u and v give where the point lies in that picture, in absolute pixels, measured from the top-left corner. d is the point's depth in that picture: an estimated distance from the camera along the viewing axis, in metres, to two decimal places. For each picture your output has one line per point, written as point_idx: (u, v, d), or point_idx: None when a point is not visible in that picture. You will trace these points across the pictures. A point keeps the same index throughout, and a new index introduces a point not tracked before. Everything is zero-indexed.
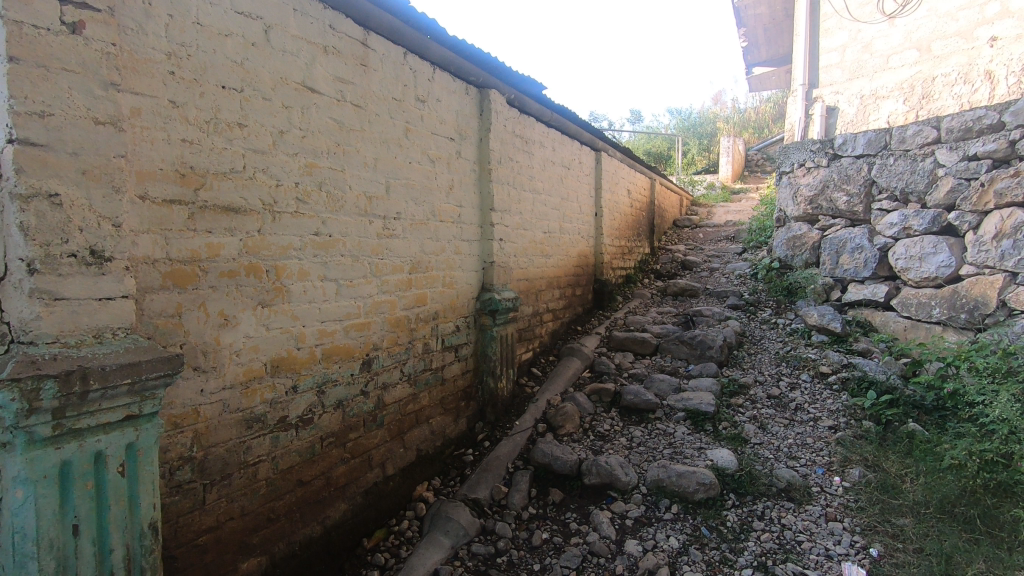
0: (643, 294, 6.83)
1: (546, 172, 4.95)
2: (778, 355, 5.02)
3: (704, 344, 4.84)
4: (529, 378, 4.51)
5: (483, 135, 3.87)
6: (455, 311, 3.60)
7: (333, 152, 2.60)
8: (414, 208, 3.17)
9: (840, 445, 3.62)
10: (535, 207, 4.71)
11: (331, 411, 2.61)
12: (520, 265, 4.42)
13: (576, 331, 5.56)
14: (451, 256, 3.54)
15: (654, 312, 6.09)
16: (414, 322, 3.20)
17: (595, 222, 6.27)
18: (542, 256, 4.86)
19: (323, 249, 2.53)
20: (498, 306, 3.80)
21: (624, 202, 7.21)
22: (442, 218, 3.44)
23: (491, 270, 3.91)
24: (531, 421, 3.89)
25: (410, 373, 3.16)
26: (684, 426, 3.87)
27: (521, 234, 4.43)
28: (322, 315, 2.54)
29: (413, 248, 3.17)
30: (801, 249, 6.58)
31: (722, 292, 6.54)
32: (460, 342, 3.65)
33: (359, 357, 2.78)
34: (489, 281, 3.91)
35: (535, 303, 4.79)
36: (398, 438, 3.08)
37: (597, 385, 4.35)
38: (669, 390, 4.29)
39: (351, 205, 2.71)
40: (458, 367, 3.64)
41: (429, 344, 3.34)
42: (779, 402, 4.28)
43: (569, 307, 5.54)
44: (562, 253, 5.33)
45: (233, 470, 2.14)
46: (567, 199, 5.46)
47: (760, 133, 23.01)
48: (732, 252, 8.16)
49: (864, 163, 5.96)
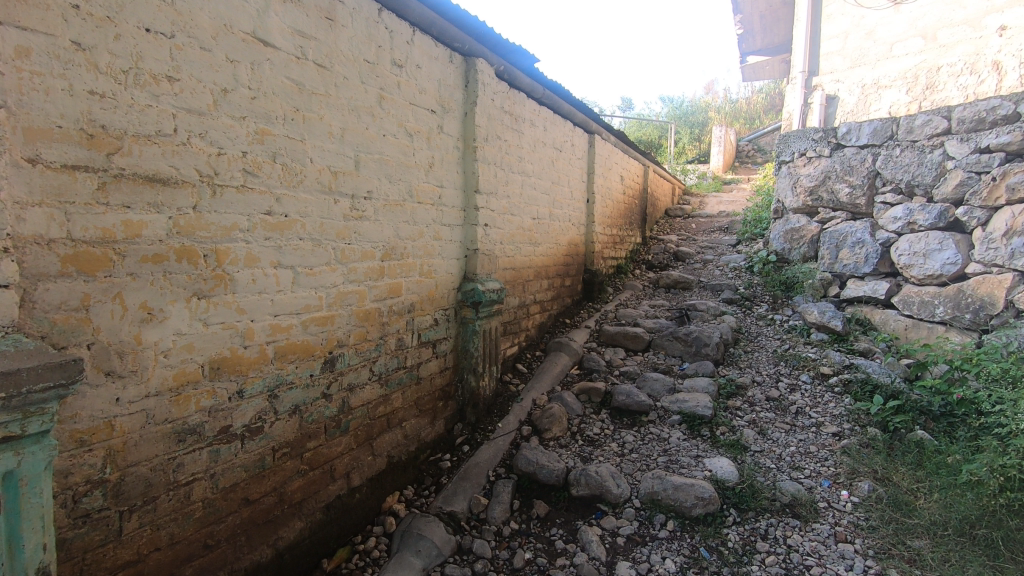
0: (634, 286, 6.53)
1: (537, 154, 4.61)
2: (775, 354, 4.78)
3: (700, 342, 4.57)
4: (514, 375, 4.20)
5: (468, 109, 3.50)
6: (433, 303, 3.26)
7: (291, 119, 2.23)
8: (388, 186, 2.82)
9: (845, 455, 3.37)
10: (523, 191, 4.37)
11: (285, 419, 2.27)
12: (506, 254, 4.08)
13: (564, 323, 5.24)
14: (430, 241, 3.20)
15: (646, 305, 5.79)
16: (386, 314, 2.86)
17: (586, 208, 5.95)
18: (529, 244, 4.53)
19: (278, 231, 2.18)
20: (481, 298, 3.47)
21: (616, 188, 6.87)
22: (420, 199, 3.09)
23: (475, 258, 3.57)
24: (514, 424, 3.58)
25: (381, 372, 2.83)
26: (679, 431, 3.61)
27: (508, 220, 4.08)
28: (275, 308, 2.19)
29: (386, 233, 2.82)
30: (799, 241, 6.31)
31: (717, 285, 6.27)
32: (438, 337, 3.32)
33: (321, 355, 2.45)
34: (472, 270, 3.57)
35: (522, 294, 4.47)
36: (366, 445, 2.75)
37: (586, 383, 4.06)
38: (663, 390, 4.02)
39: (313, 181, 2.35)
40: (436, 364, 3.31)
41: (403, 339, 3.01)
42: (778, 406, 4.03)
43: (557, 298, 5.22)
44: (551, 241, 5.00)
45: (159, 493, 1.80)
46: (558, 183, 5.13)
47: (751, 124, 22.76)
48: (726, 244, 7.90)
49: (868, 153, 5.70)
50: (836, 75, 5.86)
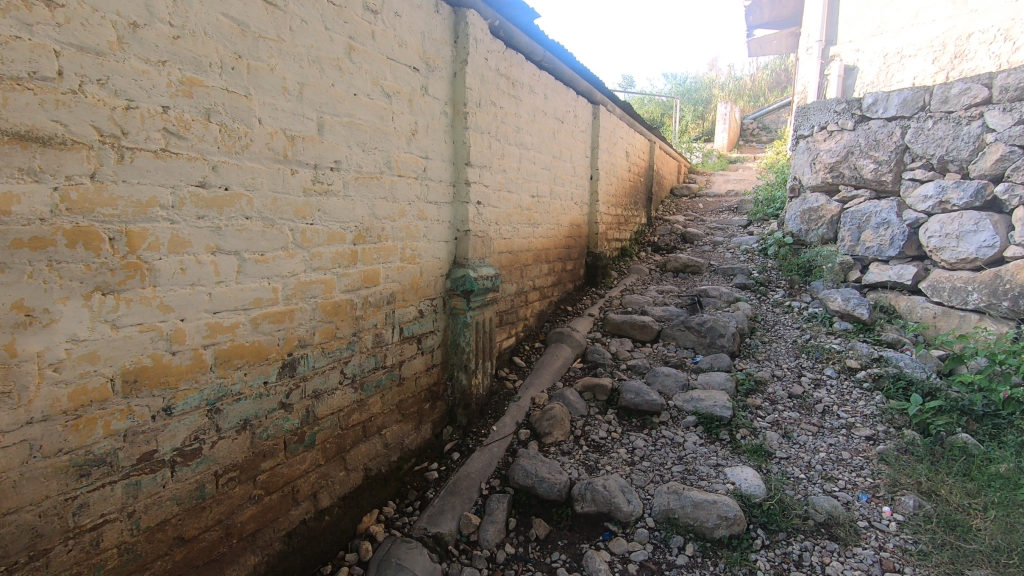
0: (640, 270, 6.11)
1: (536, 124, 4.15)
2: (795, 346, 4.40)
3: (714, 332, 4.18)
4: (510, 370, 3.80)
5: (458, 69, 3.04)
6: (418, 293, 2.85)
7: (231, 67, 1.79)
8: (361, 157, 2.38)
9: (883, 463, 2.99)
10: (521, 165, 3.93)
11: (231, 437, 1.87)
12: (502, 236, 3.66)
13: (565, 311, 4.83)
14: (414, 221, 2.78)
15: (654, 291, 5.38)
16: (362, 307, 2.45)
17: (590, 186, 5.50)
18: (528, 225, 4.10)
19: (215, 209, 1.76)
20: (473, 286, 3.06)
21: (621, 165, 6.41)
22: (401, 172, 2.65)
23: (466, 241, 3.15)
24: (511, 427, 3.20)
25: (355, 375, 2.43)
26: (695, 435, 3.23)
27: (504, 197, 3.65)
28: (213, 305, 1.77)
29: (360, 211, 2.39)
30: (818, 222, 5.87)
31: (730, 270, 5.86)
32: (424, 331, 2.91)
33: (278, 359, 2.04)
34: (463, 254, 3.15)
35: (520, 281, 4.06)
36: (336, 459, 2.36)
37: (591, 379, 3.67)
38: (675, 387, 3.63)
39: (263, 147, 1.91)
40: (421, 362, 2.92)
41: (383, 335, 2.60)
42: (803, 404, 3.65)
43: (558, 284, 4.81)
44: (551, 222, 4.56)
45: (52, 543, 1.42)
46: (560, 158, 4.68)
47: (755, 101, 22.13)
48: (736, 224, 7.47)
49: (897, 126, 5.25)
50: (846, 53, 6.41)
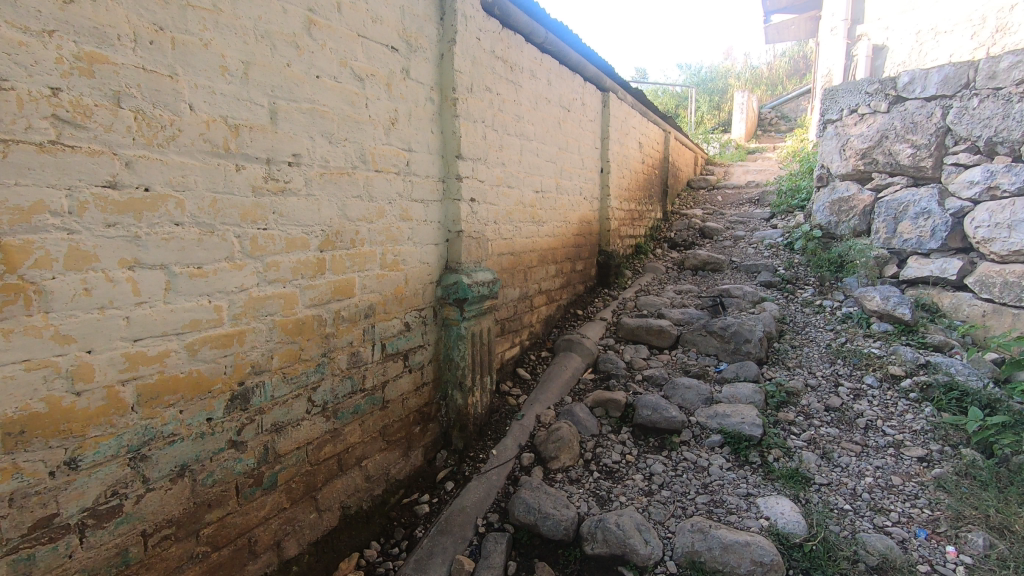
0: (656, 269, 5.72)
1: (539, 113, 3.80)
2: (829, 350, 4.00)
3: (739, 338, 3.79)
4: (514, 383, 3.46)
5: (444, 49, 2.70)
6: (403, 303, 2.52)
7: (149, 41, 1.47)
8: (326, 150, 2.06)
9: (941, 490, 2.59)
10: (522, 158, 3.58)
11: (164, 488, 1.56)
12: (501, 236, 3.32)
13: (575, 316, 4.47)
14: (396, 223, 2.45)
15: (672, 291, 5.00)
16: (333, 323, 2.13)
17: (600, 179, 5.13)
18: (532, 223, 3.75)
19: (130, 214, 1.44)
20: (467, 294, 2.72)
21: (635, 157, 6.02)
22: (378, 167, 2.32)
23: (458, 243, 2.81)
24: (513, 450, 2.86)
25: (326, 401, 2.11)
26: (721, 458, 2.86)
27: (503, 193, 3.31)
28: (132, 331, 1.46)
29: (327, 213, 2.07)
30: (850, 213, 5.42)
31: (753, 267, 5.45)
32: (411, 347, 2.58)
33: (224, 391, 1.72)
34: (456, 258, 2.81)
35: (524, 284, 3.72)
36: (305, 500, 2.04)
37: (603, 393, 3.31)
38: (697, 402, 3.26)
39: (195, 138, 1.59)
40: (408, 381, 2.59)
41: (361, 353, 2.28)
42: (842, 419, 3.26)
43: (567, 286, 4.46)
44: (558, 219, 4.21)
45: None
46: (567, 150, 4.32)
47: (773, 90, 21.45)
48: (759, 217, 7.02)
49: (937, 106, 4.80)
50: (873, 32, 6.48)
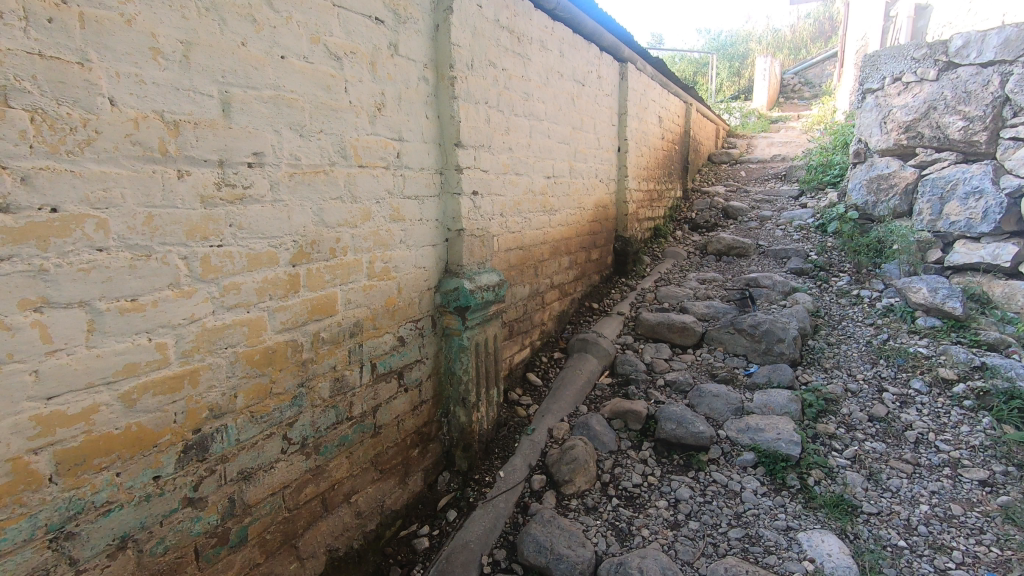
0: (677, 254, 5.35)
1: (550, 90, 3.42)
2: (870, 349, 3.65)
3: (772, 337, 3.46)
4: (524, 391, 3.18)
5: (440, 19, 2.33)
6: (396, 315, 2.22)
7: (47, 20, 1.15)
8: (297, 145, 1.73)
9: (1010, 524, 2.27)
10: (531, 141, 3.22)
11: (98, 567, 1.30)
12: (508, 231, 3.00)
13: (590, 310, 4.15)
14: (386, 225, 2.13)
15: (694, 280, 4.64)
16: (311, 347, 1.84)
17: (617, 159, 4.74)
18: (542, 213, 3.41)
19: (32, 243, 1.15)
20: (469, 301, 2.42)
21: (654, 133, 5.59)
22: (362, 161, 2.00)
23: (459, 243, 2.49)
24: (523, 472, 2.59)
25: (305, 437, 1.84)
26: (755, 480, 2.56)
27: (509, 182, 2.97)
28: (43, 388, 1.18)
29: (300, 220, 1.75)
30: (890, 192, 4.97)
31: (783, 252, 5.05)
32: (406, 363, 2.29)
33: (174, 442, 1.44)
34: (457, 261, 2.49)
35: (534, 280, 3.40)
36: (282, 552, 1.79)
37: (622, 403, 3.01)
38: (727, 412, 2.96)
39: (120, 141, 1.28)
40: (403, 402, 2.31)
41: (347, 377, 1.99)
42: (888, 431, 2.94)
43: (581, 278, 4.13)
44: (572, 206, 3.85)
45: None
46: (581, 129, 3.94)
47: (796, 55, 20.46)
48: (786, 195, 6.57)
49: (994, 73, 4.34)
50: None
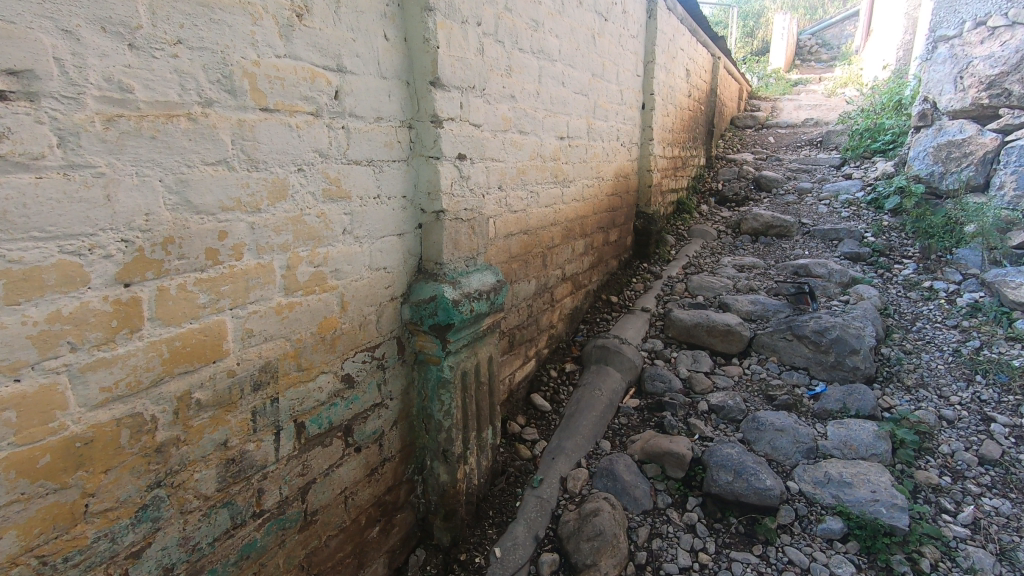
0: (706, 233, 4.56)
1: (565, 20, 2.58)
2: (960, 360, 2.90)
3: (843, 348, 2.72)
4: (528, 420, 2.44)
5: None
6: (338, 346, 1.46)
7: None
8: (121, 64, 0.94)
9: None
10: (541, 88, 2.40)
11: None
12: (507, 210, 2.21)
13: (608, 305, 3.39)
14: (315, 207, 1.34)
15: (731, 267, 3.87)
16: (175, 421, 1.08)
17: (641, 118, 3.90)
18: (553, 185, 2.62)
19: None
20: (452, 318, 1.65)
21: (681, 88, 4.72)
22: (268, 103, 1.20)
23: (438, 231, 1.70)
24: (528, 550, 1.87)
25: (168, 568, 1.10)
26: (848, 563, 1.85)
27: (510, 143, 2.17)
28: None
29: (134, 206, 0.97)
30: (963, 161, 4.10)
31: (833, 233, 4.27)
32: (356, 412, 1.55)
33: None
34: (435, 257, 1.72)
35: (541, 273, 2.64)
36: None
37: (657, 441, 2.28)
38: (796, 455, 2.24)
39: None
40: (353, 468, 1.57)
41: (249, 454, 1.25)
42: (1008, 481, 2.21)
43: (597, 265, 3.36)
44: (589, 176, 3.05)
45: None
46: (602, 77, 3.10)
47: (813, 14, 19.16)
48: (827, 164, 5.74)
49: None
50: None
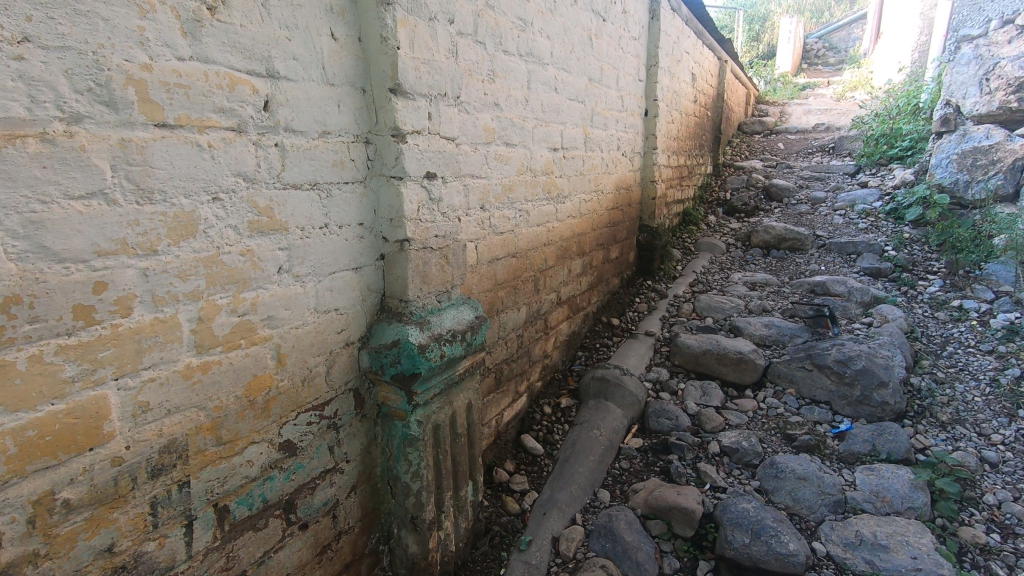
0: (714, 247, 4.29)
1: (558, 19, 2.33)
2: (999, 390, 2.60)
3: (870, 380, 2.44)
4: (517, 466, 2.18)
5: None
6: (273, 410, 1.20)
7: None
8: None
9: None
10: (530, 95, 2.16)
11: None
12: (490, 232, 1.96)
13: (608, 329, 3.13)
14: (238, 244, 1.09)
15: (741, 285, 3.60)
16: (31, 533, 0.83)
17: (643, 125, 3.64)
18: (545, 202, 2.36)
19: None
20: (418, 367, 1.40)
21: (686, 93, 4.47)
22: (166, 117, 0.95)
23: (402, 263, 1.45)
24: None
25: None
26: None
27: (493, 158, 1.92)
28: None
29: None
30: (990, 169, 3.83)
31: (850, 247, 3.99)
32: (299, 485, 1.29)
33: None
34: (400, 295, 1.46)
35: (533, 299, 2.38)
36: None
37: (663, 492, 2.00)
38: (821, 509, 1.96)
39: None
40: (297, 550, 1.32)
41: (147, 558, 0.99)
42: None
43: (596, 285, 3.11)
44: (587, 189, 2.80)
45: None
46: (600, 82, 2.85)
47: (819, 17, 18.78)
48: (841, 172, 5.46)
49: None
50: None
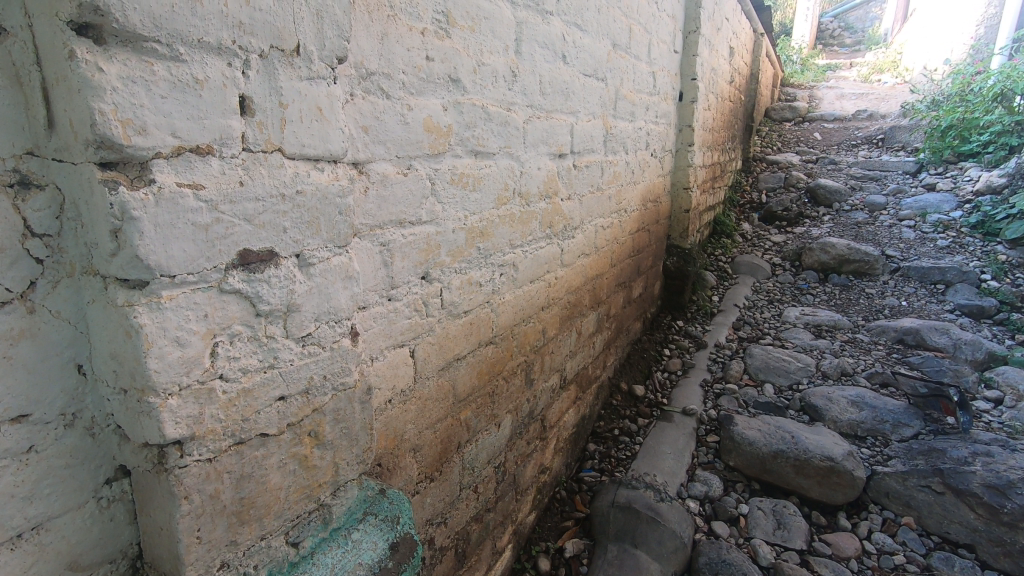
0: (756, 269, 3.42)
1: None
2: None
3: None
4: None
5: None
6: None
7: None
8: None
9: None
10: (522, 68, 1.24)
11: None
12: (441, 320, 1.06)
13: (630, 403, 2.26)
14: None
15: (803, 330, 2.72)
16: None
17: (677, 113, 2.72)
18: (544, 242, 1.46)
19: None
20: None
21: (724, 72, 3.54)
22: None
23: (164, 496, 0.55)
24: None
25: None
26: None
27: (444, 185, 1.01)
28: None
29: None
30: None
31: (935, 273, 3.09)
32: None
33: None
34: (170, 569, 0.57)
35: (523, 397, 1.49)
36: None
37: None
38: None
39: None
40: None
41: None
42: None
43: (614, 341, 2.22)
44: (606, 210, 1.89)
45: None
46: (627, 50, 1.92)
47: None
48: (899, 171, 4.56)
49: None
50: None
